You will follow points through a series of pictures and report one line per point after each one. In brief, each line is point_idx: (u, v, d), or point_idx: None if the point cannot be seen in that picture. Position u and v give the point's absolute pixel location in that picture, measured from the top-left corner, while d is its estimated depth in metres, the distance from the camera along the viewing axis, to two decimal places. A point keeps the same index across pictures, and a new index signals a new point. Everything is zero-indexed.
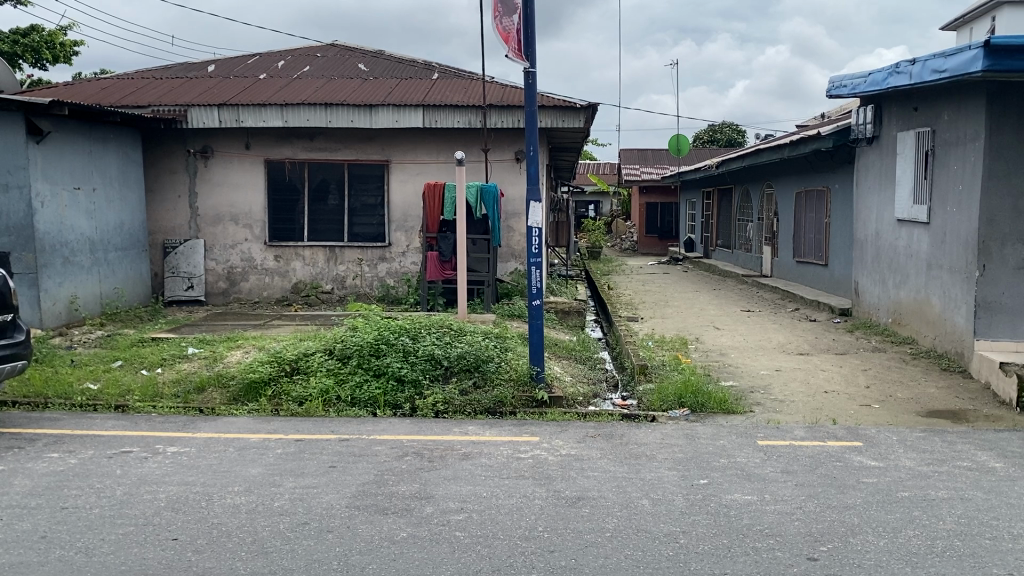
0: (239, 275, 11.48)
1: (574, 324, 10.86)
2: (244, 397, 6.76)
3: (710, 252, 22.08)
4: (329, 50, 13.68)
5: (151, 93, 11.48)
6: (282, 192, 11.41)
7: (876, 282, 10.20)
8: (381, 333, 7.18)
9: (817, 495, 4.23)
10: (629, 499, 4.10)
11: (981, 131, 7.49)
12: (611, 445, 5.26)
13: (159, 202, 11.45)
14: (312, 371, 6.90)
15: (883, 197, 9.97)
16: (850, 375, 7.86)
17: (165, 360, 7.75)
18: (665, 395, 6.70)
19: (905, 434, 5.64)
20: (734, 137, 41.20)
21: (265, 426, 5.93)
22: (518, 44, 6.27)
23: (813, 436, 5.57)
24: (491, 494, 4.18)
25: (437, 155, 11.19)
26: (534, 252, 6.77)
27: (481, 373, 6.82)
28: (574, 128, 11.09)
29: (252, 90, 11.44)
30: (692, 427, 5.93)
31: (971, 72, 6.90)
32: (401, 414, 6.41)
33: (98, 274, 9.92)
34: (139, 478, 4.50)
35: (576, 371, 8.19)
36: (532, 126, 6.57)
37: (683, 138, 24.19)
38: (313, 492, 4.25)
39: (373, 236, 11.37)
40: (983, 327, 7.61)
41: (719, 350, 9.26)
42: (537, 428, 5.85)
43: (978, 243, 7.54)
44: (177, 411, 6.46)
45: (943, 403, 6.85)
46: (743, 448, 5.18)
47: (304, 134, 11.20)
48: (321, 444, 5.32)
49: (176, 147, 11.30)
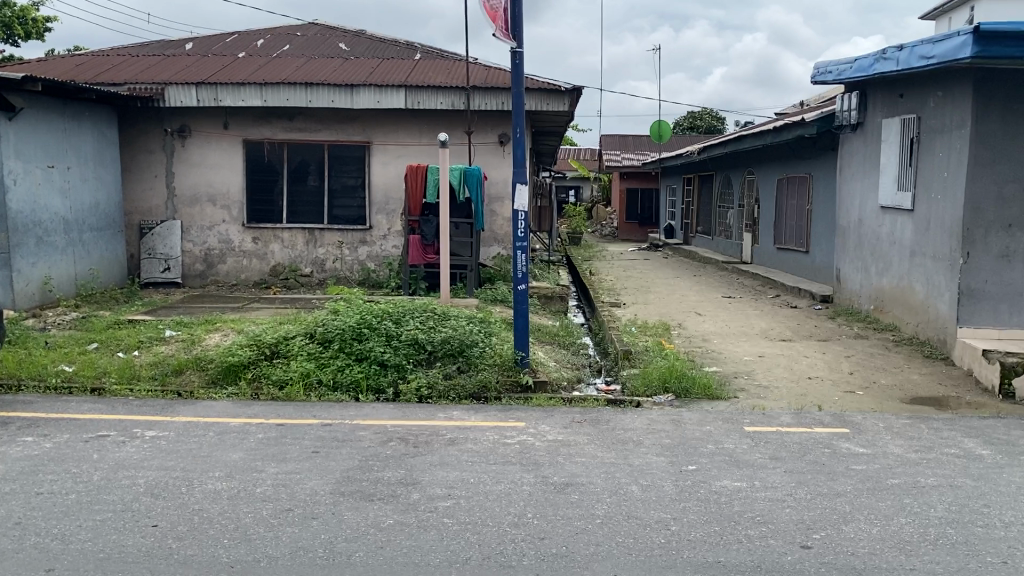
0: (217, 257, 11.31)
1: (557, 310, 10.81)
2: (223, 381, 6.64)
3: (689, 239, 22.08)
4: (309, 29, 13.44)
5: (127, 71, 11.24)
6: (261, 173, 11.22)
7: (859, 269, 10.20)
8: (364, 316, 7.09)
9: (806, 481, 4.19)
10: (619, 485, 4.04)
11: (967, 118, 7.49)
12: (598, 430, 5.19)
13: (136, 182, 11.24)
14: (292, 355, 6.80)
15: (866, 183, 9.96)
16: (834, 361, 7.86)
17: (142, 342, 7.60)
18: (649, 380, 6.71)
19: (891, 420, 5.63)
20: (714, 123, 41.28)
21: (245, 410, 5.83)
22: (505, 23, 6.18)
23: (800, 422, 5.55)
24: (478, 480, 4.11)
25: (419, 136, 11.04)
26: (520, 236, 6.67)
27: (465, 358, 6.73)
28: (558, 111, 10.99)
29: (231, 69, 11.24)
30: (678, 412, 5.90)
31: (959, 58, 6.86)
32: (383, 399, 6.31)
33: (72, 255, 9.72)
34: (116, 463, 4.39)
35: (559, 356, 8.14)
36: (518, 106, 6.45)
37: (664, 124, 24.16)
38: (296, 478, 4.15)
39: (354, 219, 11.22)
40: (966, 314, 7.62)
41: (701, 336, 9.23)
42: (523, 413, 5.79)
43: (962, 230, 7.54)
44: (154, 394, 6.36)
45: (925, 391, 6.89)
46: (730, 434, 5.14)
47: (283, 114, 11.03)
48: (302, 429, 5.22)
49: (152, 126, 11.08)
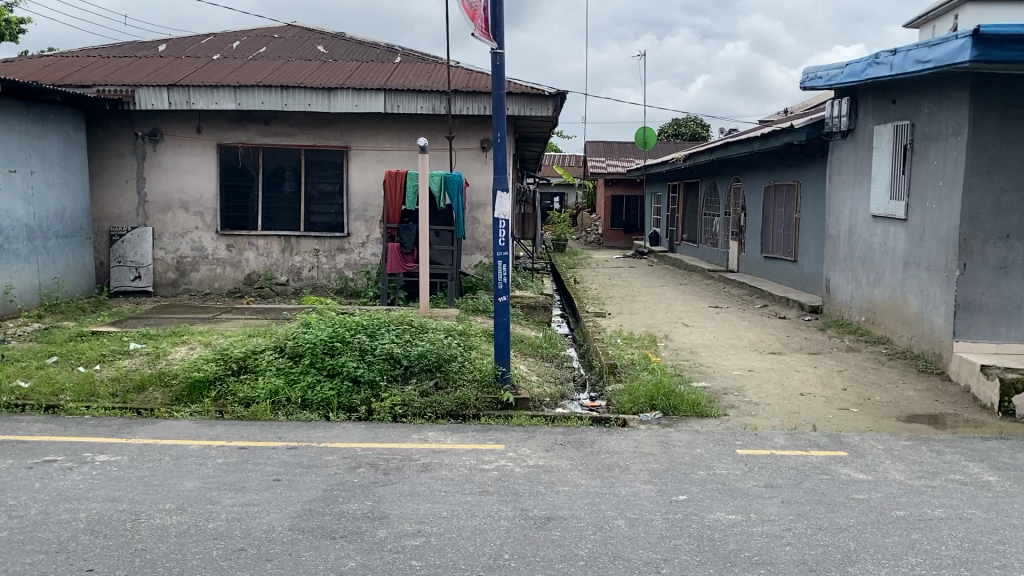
0: (190, 265, 10.93)
1: (540, 320, 10.51)
2: (187, 398, 6.28)
3: (674, 246, 21.85)
4: (287, 31, 13.11)
5: (97, 72, 10.87)
6: (235, 178, 10.86)
7: (849, 279, 9.96)
8: (336, 329, 6.74)
9: (806, 514, 3.89)
10: (604, 519, 3.73)
11: (964, 125, 7.24)
12: (581, 454, 4.88)
13: (105, 187, 10.84)
14: (261, 370, 6.44)
15: (858, 192, 9.73)
16: (827, 376, 7.58)
17: (104, 356, 7.22)
18: (636, 396, 6.43)
19: (890, 442, 5.34)
20: (699, 130, 41.24)
21: (208, 432, 5.47)
22: (485, 22, 5.88)
23: (794, 444, 5.25)
24: (451, 514, 3.78)
25: (399, 141, 10.74)
26: (501, 245, 6.36)
27: (443, 373, 6.41)
28: (541, 116, 10.70)
29: (204, 71, 10.88)
30: (666, 432, 5.59)
31: (957, 62, 6.62)
32: (356, 417, 5.98)
33: (35, 263, 9.32)
34: (58, 494, 4.03)
35: (541, 370, 7.84)
36: (500, 109, 6.14)
37: (649, 130, 23.95)
38: (253, 512, 3.81)
39: (331, 226, 10.88)
40: (962, 327, 7.37)
41: (689, 348, 8.93)
42: (502, 434, 5.46)
43: (959, 241, 7.30)
44: (113, 414, 5.99)
45: (921, 408, 6.64)
46: (722, 459, 4.84)
47: (259, 118, 10.69)
48: (266, 453, 4.89)
49: (122, 129, 10.70)
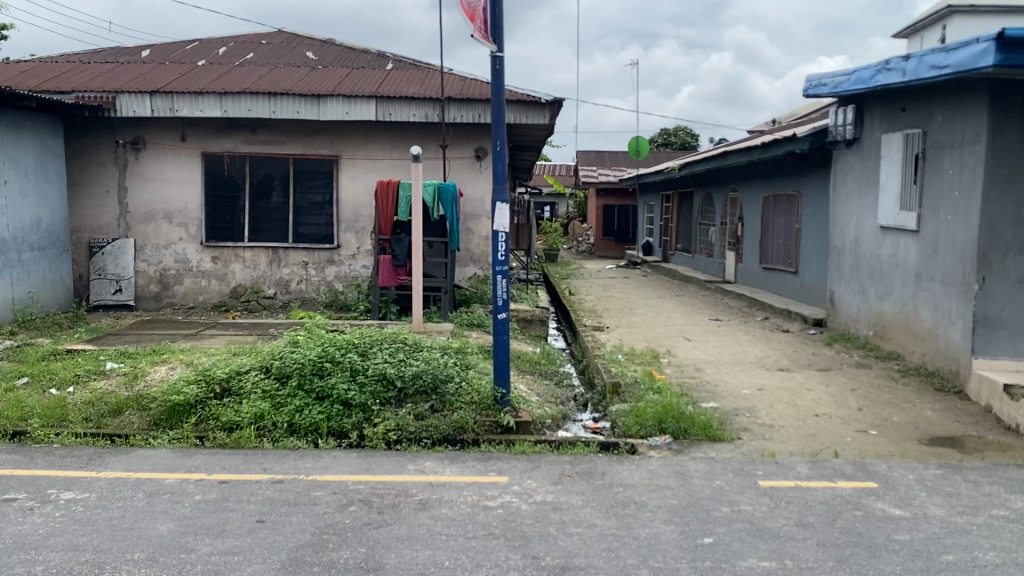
0: (173, 278, 10.51)
1: (537, 334, 10.16)
2: (166, 423, 5.88)
3: (668, 256, 21.56)
4: (275, 36, 12.75)
5: (76, 78, 10.46)
6: (220, 188, 10.46)
7: (856, 292, 9.65)
8: (326, 348, 6.34)
9: (845, 560, 3.54)
10: (625, 569, 3.36)
11: (983, 133, 6.94)
12: (592, 487, 4.53)
13: (84, 197, 10.42)
14: (244, 393, 6.04)
15: (865, 202, 9.42)
16: (841, 396, 7.23)
17: (79, 377, 6.80)
18: (643, 419, 6.07)
19: (920, 471, 5.00)
20: (689, 139, 41.11)
21: (186, 462, 5.07)
22: (484, 24, 5.53)
23: (819, 474, 4.89)
24: (455, 564, 3.41)
25: (391, 150, 10.39)
26: (500, 260, 5.99)
27: (439, 396, 6.03)
28: (538, 124, 10.37)
29: (189, 77, 10.51)
30: (681, 460, 5.23)
31: (980, 67, 6.32)
32: (346, 444, 5.60)
33: (8, 276, 8.88)
34: (16, 542, 3.64)
35: (540, 388, 7.48)
36: (501, 117, 5.78)
37: (642, 139, 23.69)
38: (233, 562, 3.43)
39: (321, 237, 10.49)
40: (981, 344, 7.04)
41: (694, 365, 8.59)
42: (504, 463, 5.08)
43: (977, 253, 6.98)
44: (84, 442, 5.59)
45: (943, 430, 6.30)
46: (745, 492, 4.49)
47: (245, 126, 10.31)
48: (249, 489, 4.50)
49: (102, 137, 10.29)
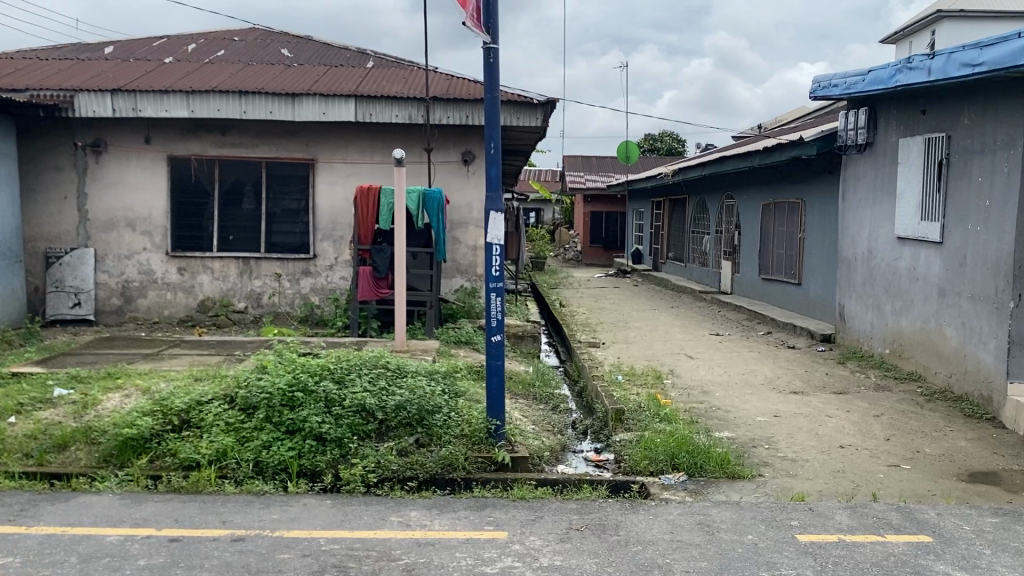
0: (137, 290, 9.78)
1: (528, 351, 9.50)
2: (115, 460, 5.16)
3: (659, 265, 20.96)
4: (249, 33, 12.06)
5: (32, 76, 9.72)
6: (188, 194, 9.76)
7: (869, 307, 9.06)
8: (298, 373, 5.62)
9: None
10: None
11: (1018, 137, 6.36)
12: (606, 545, 3.89)
13: (40, 204, 9.66)
14: (205, 427, 5.32)
15: (879, 211, 8.84)
16: (864, 423, 6.62)
17: (21, 406, 6.06)
18: (653, 453, 5.42)
19: (977, 519, 4.38)
20: (675, 144, 40.65)
21: (133, 514, 4.35)
22: (475, 9, 4.86)
23: (862, 525, 4.25)
24: None
25: (371, 154, 9.72)
26: (495, 275, 5.34)
27: (425, 429, 5.35)
28: (529, 127, 9.73)
29: (155, 75, 9.79)
30: (703, 506, 4.60)
31: (1020, 65, 5.74)
32: (320, 488, 4.92)
33: None
34: None
35: (534, 415, 6.81)
36: (496, 115, 5.14)
37: (632, 146, 23.05)
38: None
39: (295, 247, 9.81)
40: (1017, 367, 6.46)
41: (700, 386, 7.95)
42: (502, 512, 4.42)
43: (1012, 268, 6.40)
44: (17, 486, 4.86)
45: (981, 463, 5.69)
46: (783, 550, 3.85)
47: (215, 127, 9.62)
48: (203, 549, 3.81)
49: (60, 140, 9.55)
